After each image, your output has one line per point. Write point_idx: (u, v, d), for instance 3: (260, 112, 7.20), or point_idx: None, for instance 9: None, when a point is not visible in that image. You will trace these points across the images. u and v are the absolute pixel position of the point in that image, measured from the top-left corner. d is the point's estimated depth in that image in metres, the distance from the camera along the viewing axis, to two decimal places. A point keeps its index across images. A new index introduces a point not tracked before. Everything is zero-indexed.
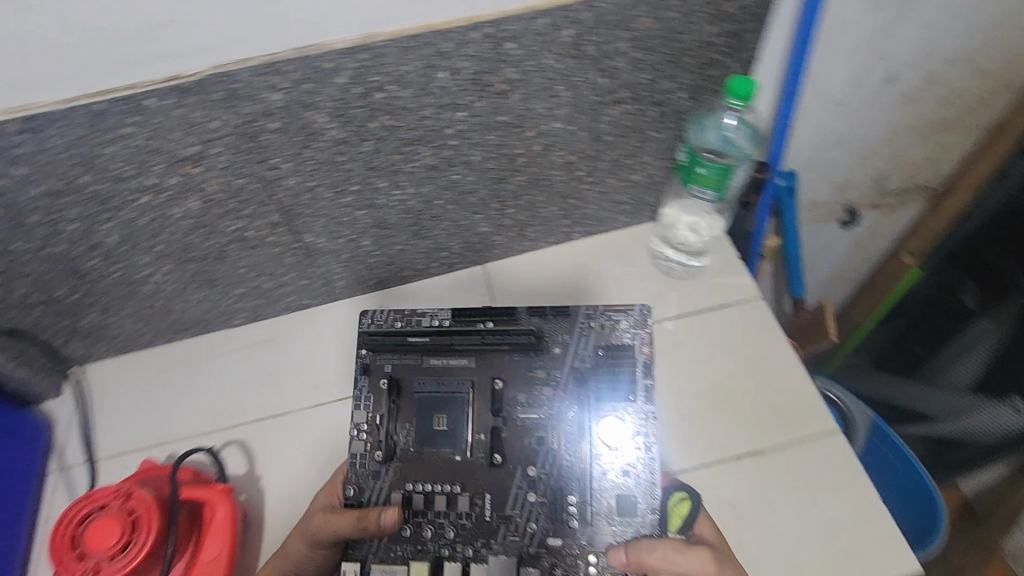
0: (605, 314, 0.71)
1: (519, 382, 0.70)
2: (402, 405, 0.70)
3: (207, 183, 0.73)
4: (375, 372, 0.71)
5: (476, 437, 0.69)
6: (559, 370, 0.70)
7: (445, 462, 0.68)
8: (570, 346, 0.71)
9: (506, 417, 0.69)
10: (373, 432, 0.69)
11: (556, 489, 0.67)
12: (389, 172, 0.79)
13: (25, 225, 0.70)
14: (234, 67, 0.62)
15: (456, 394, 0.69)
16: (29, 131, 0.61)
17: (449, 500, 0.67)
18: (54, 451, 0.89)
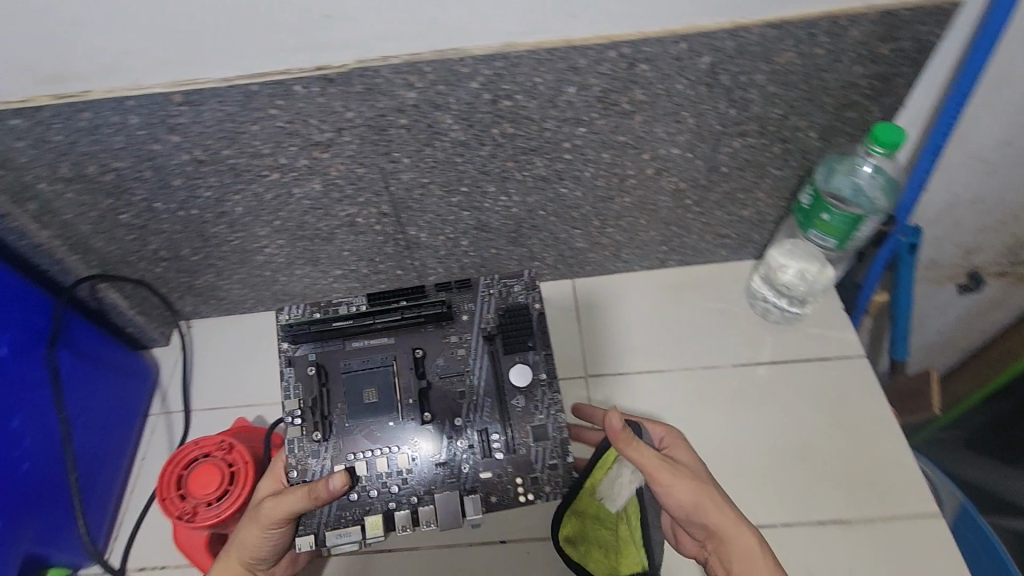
0: (501, 282, 0.69)
1: (438, 349, 0.67)
2: (331, 390, 0.65)
3: (331, 169, 0.76)
4: (300, 362, 0.66)
5: (405, 402, 0.65)
6: (468, 334, 0.68)
7: (375, 426, 0.64)
8: (477, 314, 0.69)
9: (433, 379, 0.66)
10: (307, 416, 0.64)
11: (485, 426, 0.65)
12: (500, 178, 0.80)
13: (169, 187, 0.76)
14: (378, 64, 0.65)
15: (379, 368, 0.66)
16: (190, 104, 0.67)
17: (390, 460, 0.64)
18: (157, 394, 0.94)
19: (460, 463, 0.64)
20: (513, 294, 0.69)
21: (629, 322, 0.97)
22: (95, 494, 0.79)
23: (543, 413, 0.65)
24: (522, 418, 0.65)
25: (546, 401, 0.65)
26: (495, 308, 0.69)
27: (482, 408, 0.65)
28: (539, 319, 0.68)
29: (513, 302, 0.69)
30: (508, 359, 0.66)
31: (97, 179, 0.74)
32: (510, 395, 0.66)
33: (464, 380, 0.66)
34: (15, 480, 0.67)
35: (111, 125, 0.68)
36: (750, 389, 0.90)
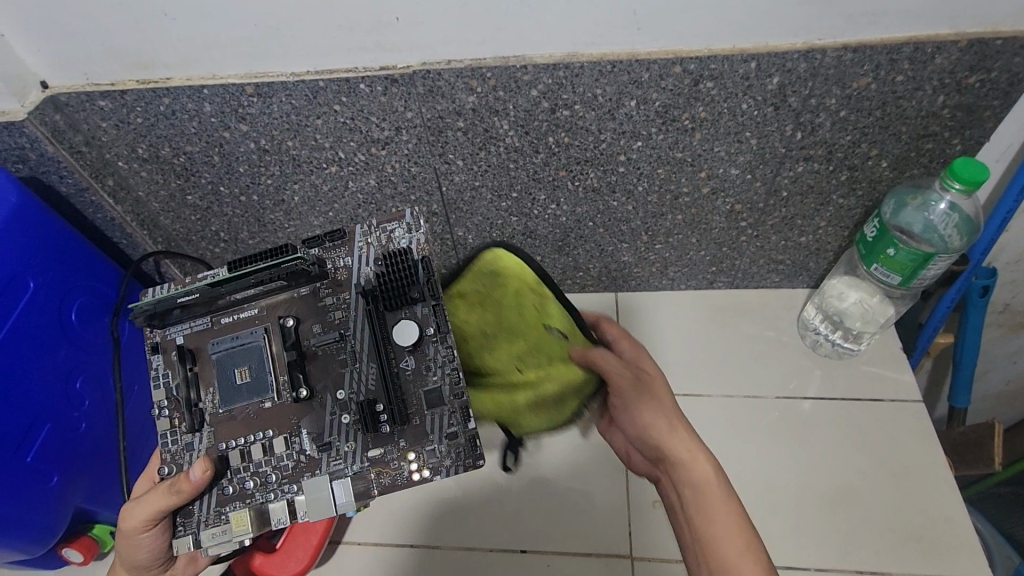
0: (379, 227, 0.67)
1: (316, 315, 0.65)
2: (204, 372, 0.65)
3: (388, 166, 0.78)
4: (167, 347, 0.65)
5: (283, 377, 0.64)
6: (349, 296, 0.66)
7: (250, 406, 0.63)
8: (354, 271, 0.66)
9: (311, 347, 0.64)
10: (176, 407, 0.64)
11: (370, 395, 0.63)
12: (551, 186, 0.80)
13: (234, 173, 0.79)
14: (441, 67, 0.66)
15: (248, 345, 0.64)
16: (261, 95, 0.70)
17: (266, 447, 0.63)
18: None
19: (346, 438, 0.62)
20: (393, 243, 0.67)
21: (671, 340, 0.95)
22: (143, 460, 0.83)
23: (436, 374, 0.63)
24: (412, 383, 0.63)
25: (438, 361, 0.63)
26: (374, 258, 0.66)
27: (366, 377, 0.63)
28: (412, 268, 0.64)
29: (392, 250, 0.66)
30: (392, 319, 0.64)
31: (169, 160, 0.78)
32: (392, 361, 0.63)
33: (344, 349, 0.64)
34: (72, 438, 0.71)
35: (187, 111, 0.72)
36: (792, 422, 0.86)
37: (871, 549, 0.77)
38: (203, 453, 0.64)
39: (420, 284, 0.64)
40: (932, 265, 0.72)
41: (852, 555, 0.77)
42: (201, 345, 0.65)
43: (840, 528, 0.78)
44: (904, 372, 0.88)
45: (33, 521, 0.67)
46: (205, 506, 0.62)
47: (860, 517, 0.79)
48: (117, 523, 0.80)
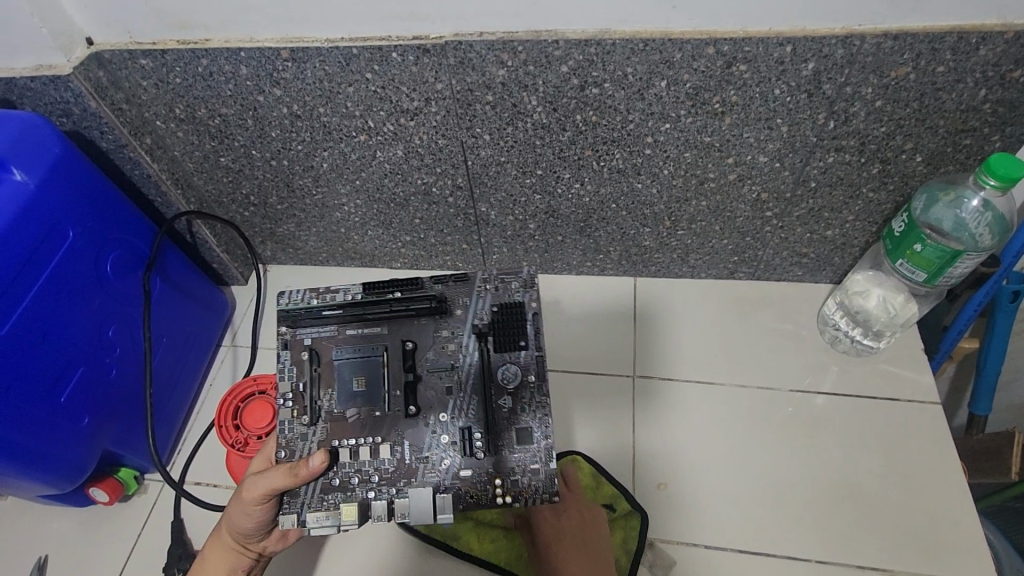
0: (498, 276, 0.66)
1: (430, 343, 0.65)
2: (323, 373, 0.64)
3: (416, 137, 0.79)
4: (295, 345, 0.65)
5: (392, 393, 0.63)
6: (462, 332, 0.65)
7: (361, 413, 0.63)
8: (471, 308, 0.66)
9: (422, 371, 0.64)
10: (299, 398, 0.64)
11: (469, 423, 0.62)
12: (575, 166, 0.80)
13: (266, 137, 0.81)
14: (473, 39, 0.67)
15: (371, 359, 0.64)
16: (295, 60, 0.71)
17: (372, 450, 0.62)
18: (230, 328, 1.01)
19: (442, 460, 0.62)
20: (509, 291, 0.66)
21: (689, 329, 0.94)
22: (167, 410, 0.86)
23: (529, 415, 0.62)
24: (506, 419, 0.62)
25: (533, 404, 0.63)
26: (492, 302, 0.66)
27: (468, 404, 0.63)
28: (533, 320, 0.65)
29: (509, 300, 0.65)
30: (499, 358, 0.64)
31: (205, 122, 0.80)
32: (494, 396, 0.63)
33: (454, 376, 0.64)
34: (102, 383, 0.75)
35: (224, 73, 0.73)
36: (805, 417, 0.86)
37: (877, 546, 0.77)
38: (317, 444, 0.63)
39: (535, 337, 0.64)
40: (959, 265, 0.71)
41: (856, 551, 0.76)
42: (326, 348, 0.65)
43: (847, 524, 0.78)
44: (922, 372, 0.87)
45: (64, 459, 0.71)
46: (311, 489, 0.61)
47: (869, 516, 0.78)
48: (139, 467, 0.84)
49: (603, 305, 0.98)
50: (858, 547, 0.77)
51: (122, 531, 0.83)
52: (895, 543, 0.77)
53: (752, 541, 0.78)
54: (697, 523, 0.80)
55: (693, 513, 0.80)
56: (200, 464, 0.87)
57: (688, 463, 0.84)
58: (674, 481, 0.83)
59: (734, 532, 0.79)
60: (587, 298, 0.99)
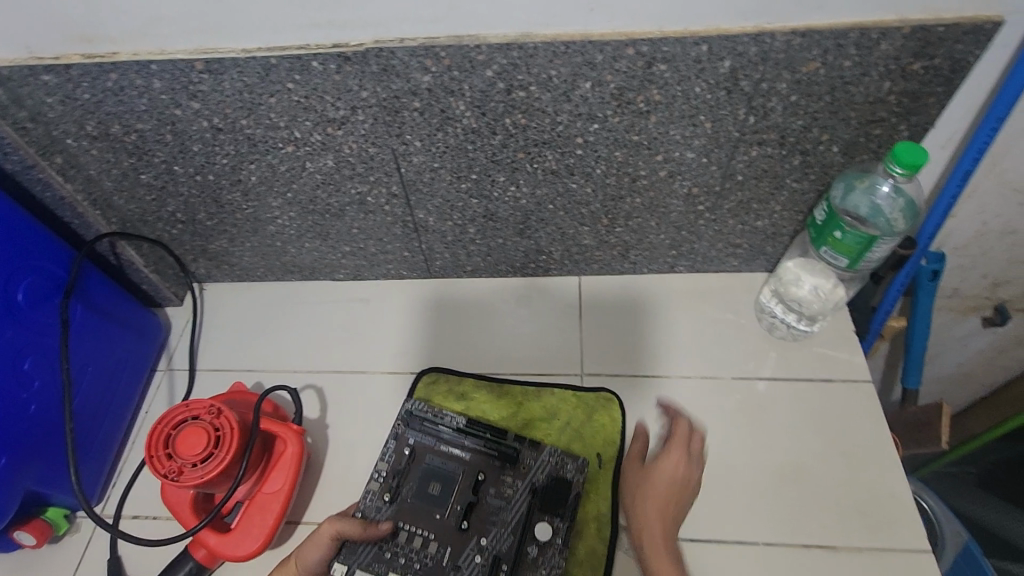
0: (564, 454, 0.81)
1: (493, 477, 0.79)
2: (411, 471, 0.79)
3: (345, 146, 0.77)
4: (401, 441, 0.82)
5: (454, 507, 0.77)
6: (519, 484, 0.79)
7: (427, 514, 0.77)
8: (534, 468, 0.80)
9: (483, 499, 0.78)
10: (386, 479, 0.79)
11: (498, 554, 0.74)
12: (509, 168, 0.80)
13: (188, 152, 0.78)
14: (393, 45, 0.66)
15: (452, 475, 0.79)
16: (211, 71, 0.68)
17: (422, 544, 0.75)
18: (165, 352, 0.97)
19: (468, 573, 0.74)
20: (566, 469, 0.80)
21: (631, 322, 0.96)
22: (97, 443, 0.82)
23: (543, 568, 0.74)
24: (527, 565, 0.74)
25: (550, 561, 0.74)
26: (549, 472, 0.79)
27: (503, 538, 0.75)
28: (574, 496, 0.78)
29: (564, 475, 0.79)
30: (539, 514, 0.76)
31: (120, 138, 0.76)
32: (526, 541, 0.75)
33: (501, 511, 0.77)
34: (20, 419, 0.70)
35: (136, 87, 0.70)
36: (748, 402, 0.88)
37: (820, 523, 0.79)
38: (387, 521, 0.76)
39: (572, 511, 0.77)
40: (876, 249, 0.75)
41: (799, 530, 0.79)
42: (422, 454, 0.81)
43: (790, 505, 0.81)
44: (854, 352, 0.91)
45: None
46: (369, 553, 0.74)
47: (811, 493, 0.81)
48: (69, 505, 0.79)
49: (546, 306, 0.98)
50: (802, 526, 0.79)
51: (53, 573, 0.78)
52: (835, 516, 0.80)
53: (703, 528, 0.80)
54: None
55: None
56: (137, 495, 0.83)
57: None
58: None
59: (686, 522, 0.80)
60: (532, 299, 0.99)
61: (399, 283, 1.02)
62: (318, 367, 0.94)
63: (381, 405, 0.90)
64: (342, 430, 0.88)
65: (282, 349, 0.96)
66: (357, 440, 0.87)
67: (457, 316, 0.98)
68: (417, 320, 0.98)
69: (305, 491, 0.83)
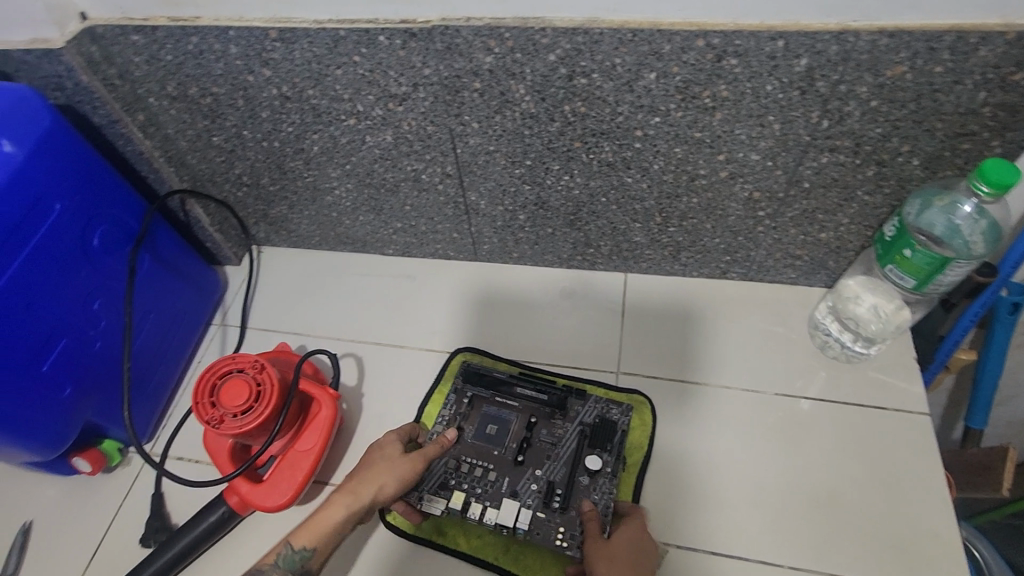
0: (605, 400, 0.85)
1: (545, 422, 0.83)
2: (471, 415, 0.85)
3: (404, 123, 0.79)
4: (461, 392, 0.87)
5: (510, 443, 0.81)
6: (568, 426, 0.83)
7: (485, 449, 0.81)
8: (581, 410, 0.84)
9: (535, 437, 0.82)
10: (449, 421, 0.84)
11: (552, 483, 0.78)
12: (564, 157, 0.79)
13: (257, 118, 0.81)
14: (459, 24, 0.66)
15: (506, 418, 0.84)
16: (285, 40, 0.71)
17: (483, 472, 0.79)
18: (220, 308, 1.03)
19: (525, 499, 0.77)
20: (611, 413, 0.84)
21: (675, 325, 0.94)
22: (152, 386, 0.88)
23: (598, 494, 0.77)
24: (582, 490, 0.78)
25: (604, 488, 0.78)
26: (595, 413, 0.84)
27: (557, 470, 0.79)
28: (622, 434, 0.82)
29: (610, 417, 0.84)
30: (589, 449, 0.81)
31: (197, 101, 0.80)
32: (578, 471, 0.79)
33: (553, 448, 0.81)
34: (85, 354, 0.75)
35: (214, 52, 0.73)
36: (788, 419, 0.85)
37: (852, 555, 0.75)
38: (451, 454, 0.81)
39: (620, 450, 0.81)
40: (948, 272, 0.70)
41: (828, 559, 0.75)
42: (479, 400, 0.86)
43: (821, 532, 0.77)
44: (913, 381, 0.85)
45: (47, 428, 0.72)
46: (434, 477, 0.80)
47: (845, 523, 0.77)
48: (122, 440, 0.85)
49: (589, 299, 0.97)
50: (831, 555, 0.75)
51: (103, 499, 0.84)
52: (869, 550, 0.75)
53: (724, 543, 0.77)
54: (667, 520, 0.79)
55: (665, 511, 0.80)
56: (184, 438, 0.88)
57: (663, 461, 0.83)
58: (653, 469, 0.83)
59: (708, 535, 0.78)
60: (576, 292, 0.98)
61: (446, 263, 1.04)
62: (360, 337, 0.97)
63: (416, 380, 0.92)
64: (377, 401, 0.90)
65: (328, 317, 1.00)
66: (389, 411, 0.89)
67: (499, 301, 0.99)
68: (459, 301, 0.99)
69: (335, 454, 0.85)
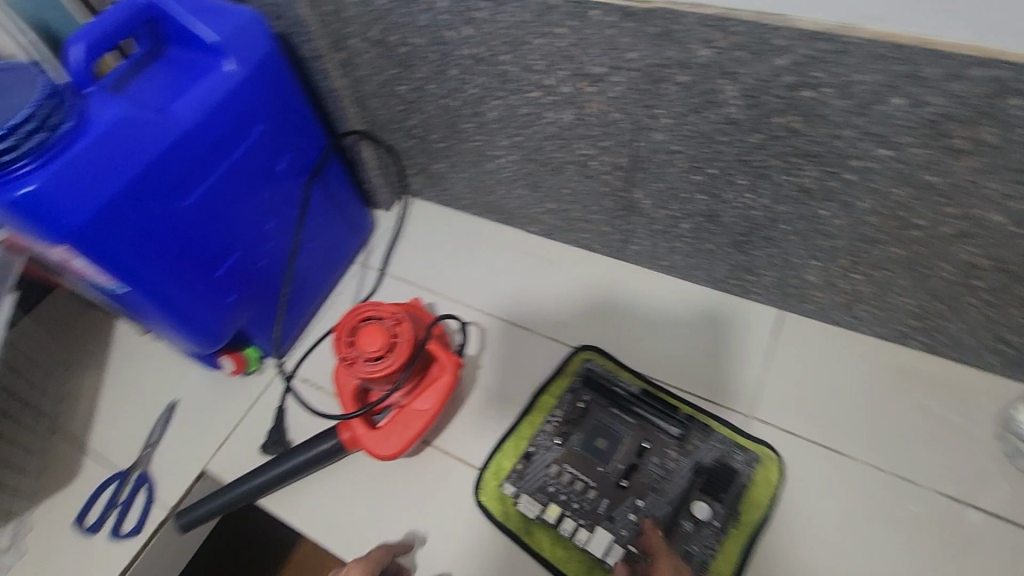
0: (731, 445, 0.79)
1: (658, 450, 0.79)
2: (582, 422, 0.82)
3: (589, 104, 0.75)
4: (577, 394, 0.85)
5: (616, 463, 0.78)
6: (682, 461, 0.78)
7: (590, 462, 0.79)
8: (700, 449, 0.78)
9: (645, 464, 0.78)
10: (558, 423, 0.83)
11: (652, 518, 0.74)
12: (755, 173, 0.71)
13: (445, 74, 0.82)
14: (686, 10, 0.60)
15: (618, 435, 0.80)
16: (494, 1, 0.69)
17: (583, 486, 0.77)
18: (366, 248, 1.07)
19: (620, 528, 0.74)
20: (733, 460, 0.78)
21: (828, 382, 0.83)
22: (296, 309, 0.93)
23: (697, 546, 0.73)
24: (681, 537, 0.73)
25: (705, 541, 0.73)
26: (715, 456, 0.78)
27: (659, 507, 0.75)
28: (740, 486, 0.76)
29: (731, 465, 0.77)
30: (699, 494, 0.75)
31: (394, 48, 0.82)
32: (683, 514, 0.75)
33: (661, 481, 0.77)
34: (251, 269, 0.81)
35: (423, 3, 0.74)
36: (948, 529, 0.72)
37: None
38: (555, 457, 0.80)
39: (734, 503, 0.75)
40: None
41: None
42: (593, 408, 0.83)
43: None
44: None
45: (209, 329, 0.79)
46: (535, 477, 0.79)
47: None
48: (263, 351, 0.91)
49: (734, 329, 0.89)
50: None
51: (237, 399, 0.92)
52: None
53: None
54: None
55: None
56: (313, 363, 0.94)
57: (783, 530, 0.74)
58: (768, 536, 0.74)
59: None
60: (721, 317, 0.91)
61: (587, 253, 1.00)
62: (488, 310, 0.97)
63: (535, 368, 0.90)
64: (493, 378, 0.90)
65: (462, 282, 1.00)
66: (503, 392, 0.88)
67: (634, 308, 0.94)
68: (593, 297, 0.96)
69: (446, 417, 0.87)
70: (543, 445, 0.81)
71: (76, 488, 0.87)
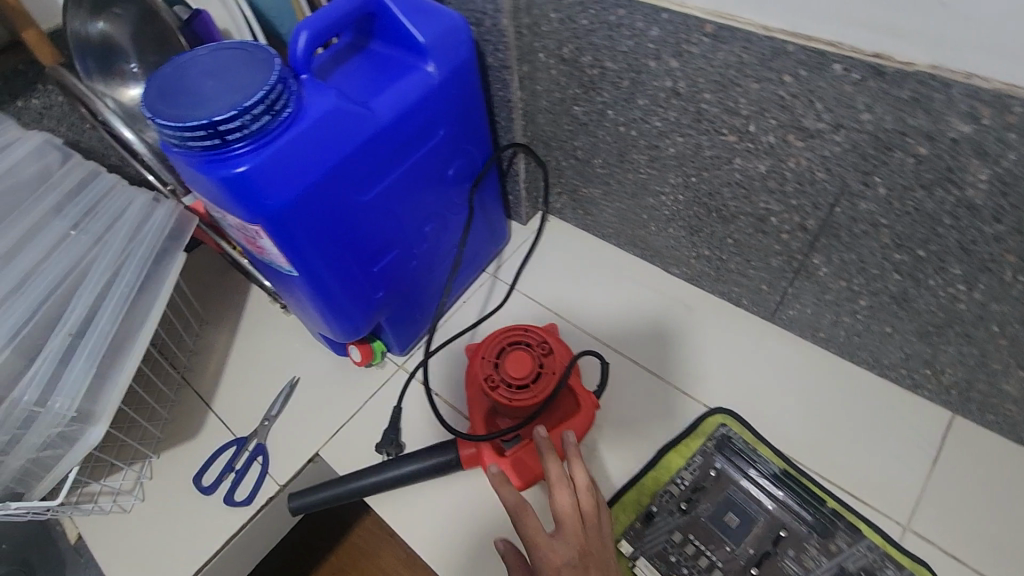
0: (882, 555, 0.71)
1: (795, 543, 0.72)
2: (712, 491, 0.77)
3: (791, 159, 0.69)
4: (709, 459, 0.79)
5: (746, 547, 0.73)
6: (822, 561, 0.71)
7: (716, 538, 0.73)
8: (845, 552, 0.71)
9: (778, 555, 0.72)
10: (686, 486, 0.77)
11: None
12: (977, 265, 0.63)
13: (631, 103, 0.79)
14: (954, 78, 0.53)
15: (752, 515, 0.74)
16: (716, 38, 0.64)
17: (707, 564, 0.72)
18: (497, 258, 1.05)
19: None
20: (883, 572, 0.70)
21: (1005, 507, 0.73)
22: (429, 311, 0.93)
23: None
24: None
25: None
26: (862, 564, 0.71)
27: None
28: None
29: None
30: None
31: (584, 69, 0.80)
32: None
33: None
34: (403, 268, 0.81)
35: (632, 29, 0.70)
36: None
37: None
38: (679, 525, 0.75)
39: None
40: None
41: None
42: (726, 479, 0.77)
43: None
44: None
45: (353, 321, 0.79)
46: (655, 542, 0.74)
47: None
48: (390, 346, 0.92)
49: (896, 423, 0.80)
50: None
51: (358, 389, 0.93)
52: None
53: None
54: None
55: None
56: (433, 368, 0.93)
57: None
58: None
59: None
60: (880, 407, 0.82)
61: (731, 307, 0.94)
62: (618, 347, 0.91)
63: (665, 420, 0.83)
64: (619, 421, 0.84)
65: (594, 313, 0.96)
66: (626, 440, 0.82)
67: (783, 375, 0.87)
68: (735, 355, 0.89)
69: None
70: (666, 508, 0.76)
71: (199, 443, 0.90)
